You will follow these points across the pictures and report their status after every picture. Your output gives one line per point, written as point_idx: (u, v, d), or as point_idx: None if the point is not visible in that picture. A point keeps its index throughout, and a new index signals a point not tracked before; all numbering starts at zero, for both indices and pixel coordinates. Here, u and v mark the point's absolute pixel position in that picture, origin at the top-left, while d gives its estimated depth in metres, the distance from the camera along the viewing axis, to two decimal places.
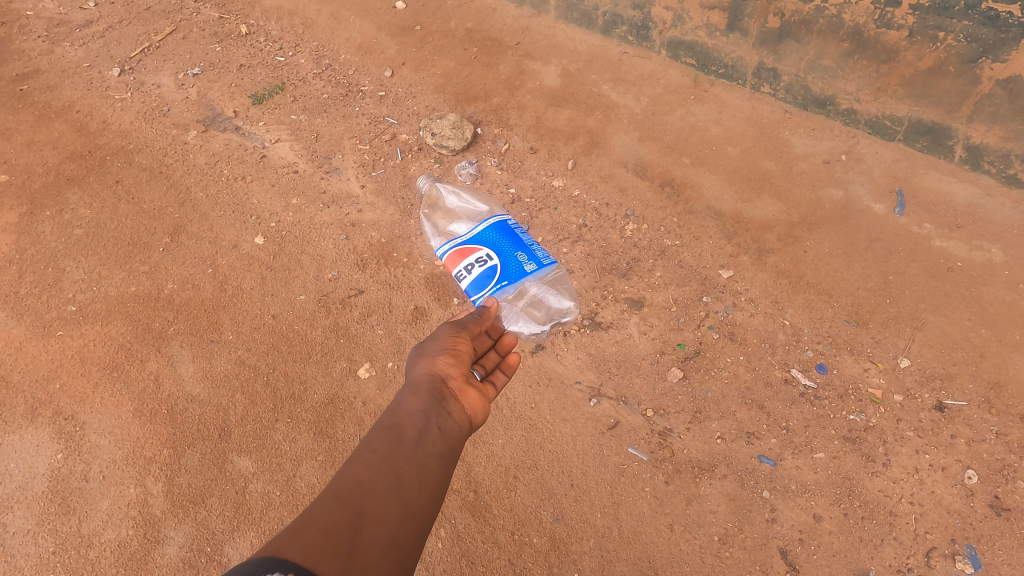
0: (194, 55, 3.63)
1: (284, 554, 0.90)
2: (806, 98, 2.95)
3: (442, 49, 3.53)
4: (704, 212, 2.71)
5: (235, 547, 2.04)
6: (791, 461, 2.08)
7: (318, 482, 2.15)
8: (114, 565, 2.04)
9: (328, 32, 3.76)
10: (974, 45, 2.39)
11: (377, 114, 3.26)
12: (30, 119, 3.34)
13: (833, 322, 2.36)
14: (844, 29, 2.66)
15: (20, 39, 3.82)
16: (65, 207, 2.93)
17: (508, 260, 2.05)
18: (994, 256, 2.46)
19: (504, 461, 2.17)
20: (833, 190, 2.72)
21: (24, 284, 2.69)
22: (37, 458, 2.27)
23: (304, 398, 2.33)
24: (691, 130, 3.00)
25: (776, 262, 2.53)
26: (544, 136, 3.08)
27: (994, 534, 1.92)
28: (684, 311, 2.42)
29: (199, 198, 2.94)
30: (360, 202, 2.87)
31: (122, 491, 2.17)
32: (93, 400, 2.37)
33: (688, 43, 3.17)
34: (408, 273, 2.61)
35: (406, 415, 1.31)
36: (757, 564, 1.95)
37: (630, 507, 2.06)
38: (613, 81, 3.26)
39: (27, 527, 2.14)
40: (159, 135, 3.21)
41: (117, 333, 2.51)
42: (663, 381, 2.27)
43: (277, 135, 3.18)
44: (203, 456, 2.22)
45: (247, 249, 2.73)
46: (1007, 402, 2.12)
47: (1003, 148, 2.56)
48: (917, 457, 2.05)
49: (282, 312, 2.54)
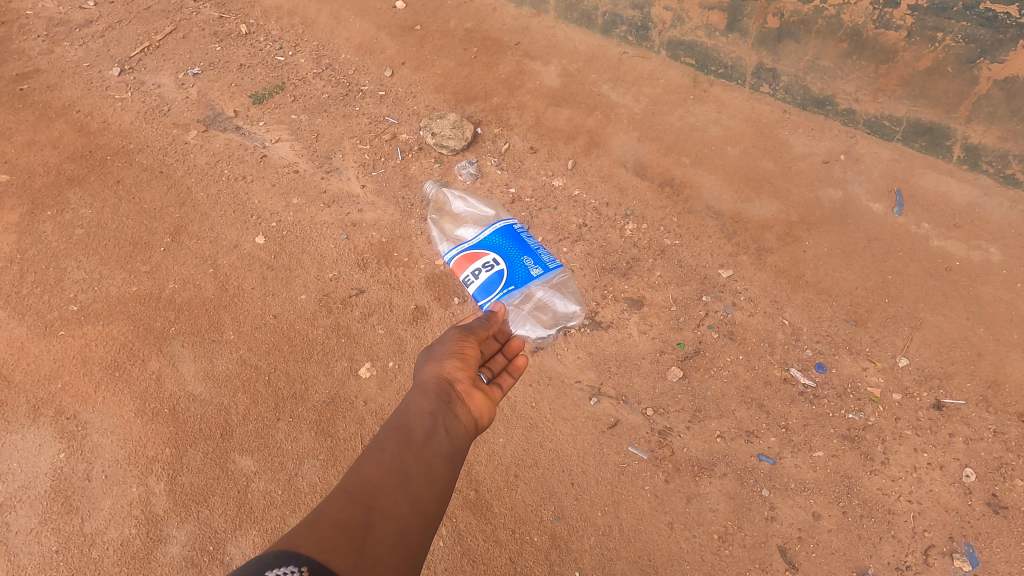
0: (194, 55, 3.63)
1: (299, 548, 0.93)
2: (805, 98, 2.96)
3: (442, 48, 3.54)
4: (704, 212, 2.72)
5: (238, 546, 2.05)
6: (791, 459, 2.10)
7: (319, 481, 2.16)
8: (116, 564, 2.05)
9: (328, 32, 3.76)
10: (972, 46, 2.40)
11: (377, 113, 3.26)
12: (30, 119, 3.34)
13: (832, 321, 2.37)
14: (843, 29, 2.67)
15: (20, 38, 3.82)
16: (66, 206, 2.94)
17: (514, 265, 2.07)
18: (992, 255, 2.47)
19: (505, 460, 2.18)
20: (832, 190, 2.73)
21: (25, 284, 2.69)
22: (40, 458, 2.27)
23: (305, 398, 2.33)
24: (691, 130, 3.01)
25: (775, 262, 2.54)
26: (544, 136, 3.09)
27: (992, 532, 1.93)
28: (683, 311, 2.43)
29: (200, 198, 2.94)
30: (360, 202, 2.88)
31: (125, 490, 2.18)
32: (95, 400, 2.37)
33: (687, 43, 3.18)
34: (408, 272, 2.62)
35: (414, 416, 1.32)
36: (757, 562, 1.96)
37: (630, 505, 2.07)
38: (613, 81, 3.27)
39: (30, 526, 2.14)
40: (159, 135, 3.22)
41: (118, 333, 2.52)
42: (663, 380, 2.28)
43: (278, 134, 3.19)
44: (205, 456, 2.22)
45: (248, 249, 2.74)
46: (1005, 400, 2.14)
47: (1001, 148, 2.57)
48: (915, 455, 2.06)
49: (283, 311, 2.54)
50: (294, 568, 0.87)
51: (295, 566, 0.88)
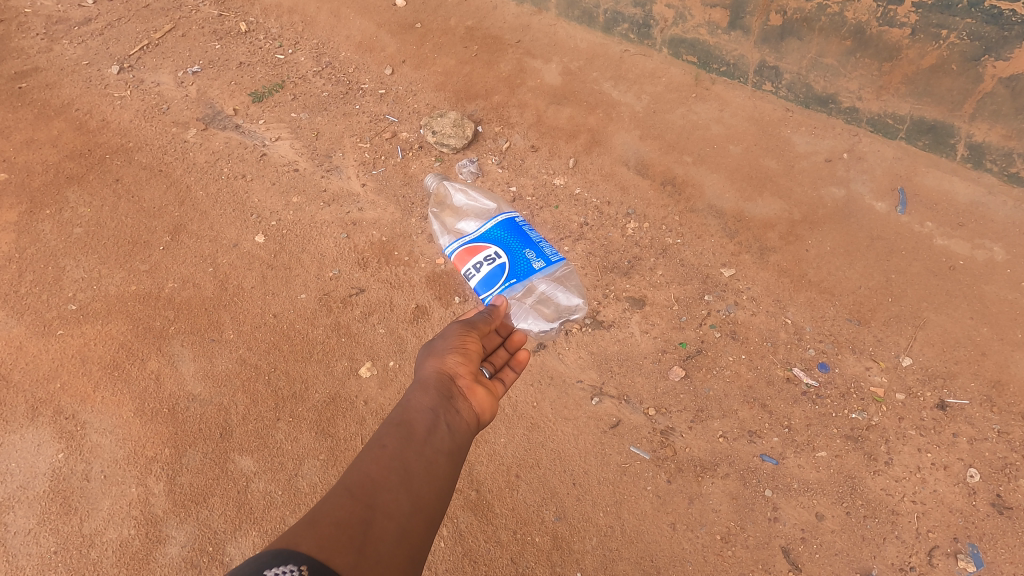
0: (194, 53, 3.62)
1: (299, 546, 0.91)
2: (808, 96, 2.95)
3: (442, 47, 3.53)
4: (706, 211, 2.70)
5: (238, 547, 2.04)
6: (794, 460, 2.08)
7: (319, 481, 2.14)
8: (115, 565, 2.03)
9: (328, 30, 3.75)
10: (977, 43, 2.38)
11: (377, 112, 3.25)
12: (29, 117, 3.33)
13: (835, 320, 2.36)
14: (847, 27, 2.65)
15: (19, 36, 3.81)
16: (65, 205, 2.92)
17: (516, 258, 2.06)
18: (996, 254, 2.46)
19: (506, 460, 2.17)
20: (835, 189, 2.71)
21: (24, 283, 2.68)
22: (39, 458, 2.26)
23: (305, 398, 2.32)
24: (693, 128, 3.00)
25: (778, 261, 2.53)
26: (545, 135, 3.07)
27: (997, 532, 1.92)
28: (686, 310, 2.41)
29: (199, 197, 2.93)
30: (360, 201, 2.87)
31: (124, 490, 2.16)
32: (94, 400, 2.36)
33: (689, 41, 3.16)
34: (409, 271, 2.61)
35: (415, 412, 1.31)
36: (760, 564, 1.94)
37: (632, 505, 2.05)
38: (614, 79, 3.26)
39: (28, 526, 2.13)
40: (158, 133, 3.20)
41: (117, 332, 2.51)
42: (665, 380, 2.27)
43: (277, 133, 3.17)
44: (205, 456, 2.21)
45: (247, 248, 2.73)
46: (1009, 400, 2.12)
47: (1006, 147, 2.56)
48: (919, 455, 2.05)
49: (283, 311, 2.53)
50: (293, 567, 0.86)
51: (294, 565, 0.86)
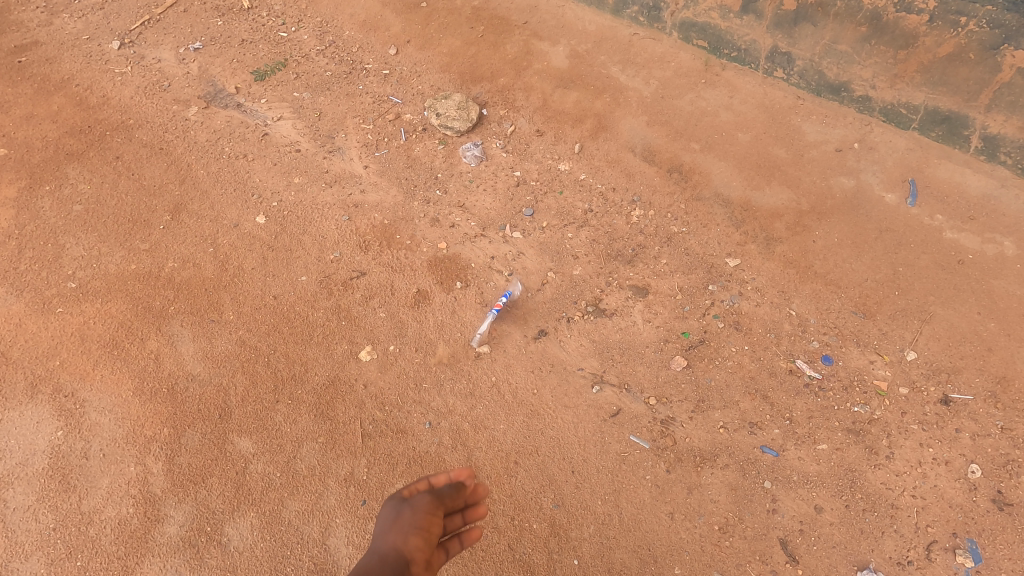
0: (195, 30, 3.57)
1: None
2: (820, 83, 2.89)
3: (448, 27, 3.46)
4: (712, 200, 2.67)
5: (235, 528, 2.03)
6: (794, 452, 2.07)
7: (318, 465, 2.14)
8: (114, 543, 2.03)
9: (331, 8, 3.68)
10: (997, 31, 2.36)
11: (381, 93, 3.19)
12: (29, 92, 3.29)
13: (840, 313, 2.34)
14: (862, 13, 2.62)
15: (19, 9, 3.75)
16: (64, 182, 2.90)
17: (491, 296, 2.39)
18: (1006, 249, 2.42)
19: (505, 446, 2.15)
20: (844, 178, 2.67)
21: (23, 260, 2.65)
22: (38, 435, 2.25)
23: (305, 380, 2.31)
24: (701, 115, 2.94)
25: (783, 252, 2.50)
26: (551, 119, 3.02)
27: (997, 528, 1.91)
28: (688, 300, 2.39)
29: (200, 176, 2.90)
30: (363, 182, 2.83)
31: (123, 469, 2.16)
32: (93, 377, 2.36)
33: (700, 24, 3.11)
34: (410, 256, 2.58)
35: None
36: (758, 555, 1.92)
37: (631, 494, 2.04)
38: (623, 63, 3.20)
39: (27, 503, 2.12)
40: (159, 111, 3.16)
41: (118, 311, 2.49)
42: (666, 369, 2.26)
43: (280, 112, 3.13)
44: (204, 437, 2.21)
45: (248, 229, 2.70)
46: (1015, 396, 2.10)
47: (1021, 139, 2.51)
48: (921, 450, 2.04)
49: (283, 293, 2.51)
50: None
51: None
